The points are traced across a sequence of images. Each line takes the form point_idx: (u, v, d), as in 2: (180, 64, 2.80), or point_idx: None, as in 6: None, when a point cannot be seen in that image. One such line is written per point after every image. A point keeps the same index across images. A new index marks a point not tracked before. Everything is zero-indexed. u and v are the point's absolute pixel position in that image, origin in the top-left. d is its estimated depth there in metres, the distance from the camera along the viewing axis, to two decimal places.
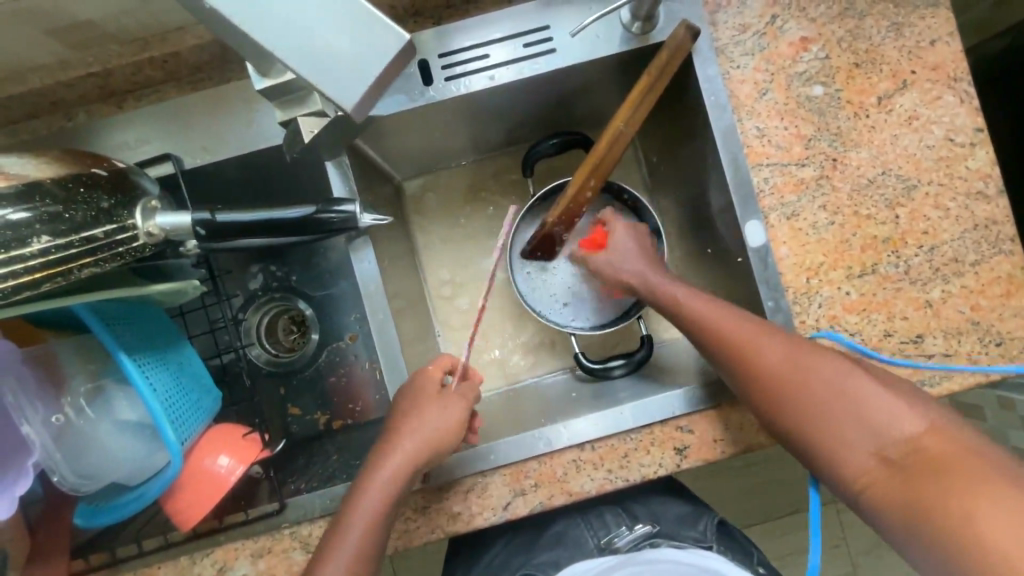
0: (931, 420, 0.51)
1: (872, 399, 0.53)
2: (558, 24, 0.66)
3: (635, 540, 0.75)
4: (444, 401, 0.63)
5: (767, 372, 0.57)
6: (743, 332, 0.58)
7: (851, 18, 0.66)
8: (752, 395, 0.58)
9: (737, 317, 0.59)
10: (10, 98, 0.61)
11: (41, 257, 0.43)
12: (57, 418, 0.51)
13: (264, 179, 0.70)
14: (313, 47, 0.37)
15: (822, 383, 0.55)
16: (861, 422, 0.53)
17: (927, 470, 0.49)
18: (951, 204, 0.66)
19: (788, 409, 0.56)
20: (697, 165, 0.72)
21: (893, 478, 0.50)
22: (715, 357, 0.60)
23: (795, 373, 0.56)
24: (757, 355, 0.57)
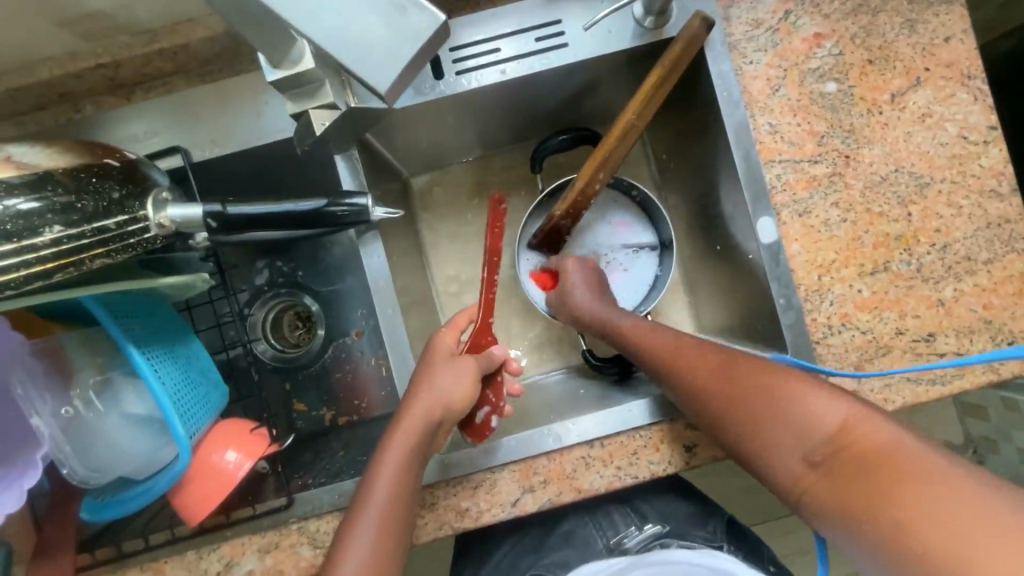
0: (861, 415, 0.48)
1: (804, 403, 0.51)
2: (570, 18, 0.65)
3: (646, 540, 0.76)
4: (456, 366, 0.64)
5: (698, 389, 0.57)
6: (675, 352, 0.60)
7: (865, 14, 0.66)
8: (688, 409, 0.59)
9: (673, 338, 0.62)
10: (18, 89, 0.61)
11: (54, 246, 0.42)
12: (66, 411, 0.51)
13: (272, 172, 0.69)
14: (348, 31, 0.37)
15: (752, 393, 0.54)
16: (790, 427, 0.51)
17: (864, 468, 0.46)
18: (964, 202, 0.65)
19: (720, 420, 0.56)
20: (708, 161, 0.72)
21: (830, 485, 0.48)
22: (652, 375, 0.62)
23: (724, 386, 0.56)
24: (687, 373, 0.59)
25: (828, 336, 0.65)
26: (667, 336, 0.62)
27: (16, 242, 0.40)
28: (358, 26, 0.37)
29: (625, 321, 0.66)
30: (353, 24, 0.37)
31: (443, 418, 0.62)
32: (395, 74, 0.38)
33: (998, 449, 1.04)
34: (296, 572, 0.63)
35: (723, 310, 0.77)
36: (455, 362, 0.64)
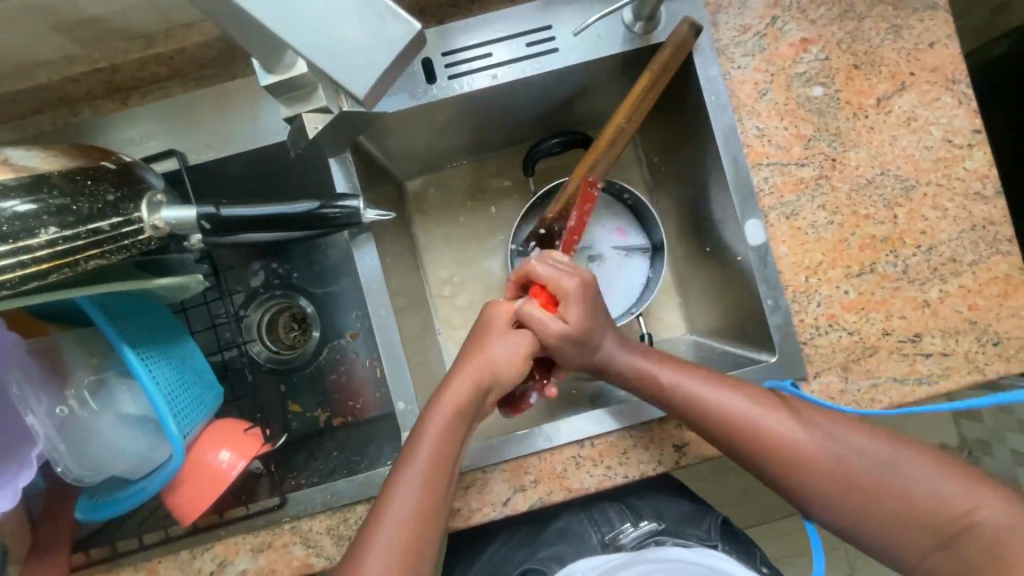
0: (971, 490, 0.55)
1: (914, 482, 0.56)
2: (560, 24, 0.66)
3: (641, 536, 0.75)
4: (508, 338, 0.62)
5: (802, 464, 0.58)
6: (764, 431, 0.59)
7: (851, 20, 0.67)
8: (784, 481, 0.60)
9: (756, 414, 0.60)
10: (15, 92, 0.61)
11: (49, 247, 0.42)
12: (60, 410, 0.51)
13: (267, 174, 0.70)
14: (326, 36, 0.38)
15: (868, 476, 0.57)
16: (901, 503, 0.56)
17: (981, 548, 0.53)
18: (949, 204, 0.66)
19: (828, 495, 0.58)
20: (698, 165, 0.73)
21: (950, 562, 0.54)
22: (739, 446, 0.60)
23: (838, 470, 0.57)
24: (796, 455, 0.58)
25: (815, 337, 0.66)
26: (758, 407, 0.60)
27: (11, 243, 0.41)
28: (335, 31, 0.38)
29: (690, 387, 0.61)
30: (333, 29, 0.38)
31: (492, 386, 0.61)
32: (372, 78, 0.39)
33: (991, 451, 1.04)
34: (289, 571, 0.64)
35: (714, 312, 0.78)
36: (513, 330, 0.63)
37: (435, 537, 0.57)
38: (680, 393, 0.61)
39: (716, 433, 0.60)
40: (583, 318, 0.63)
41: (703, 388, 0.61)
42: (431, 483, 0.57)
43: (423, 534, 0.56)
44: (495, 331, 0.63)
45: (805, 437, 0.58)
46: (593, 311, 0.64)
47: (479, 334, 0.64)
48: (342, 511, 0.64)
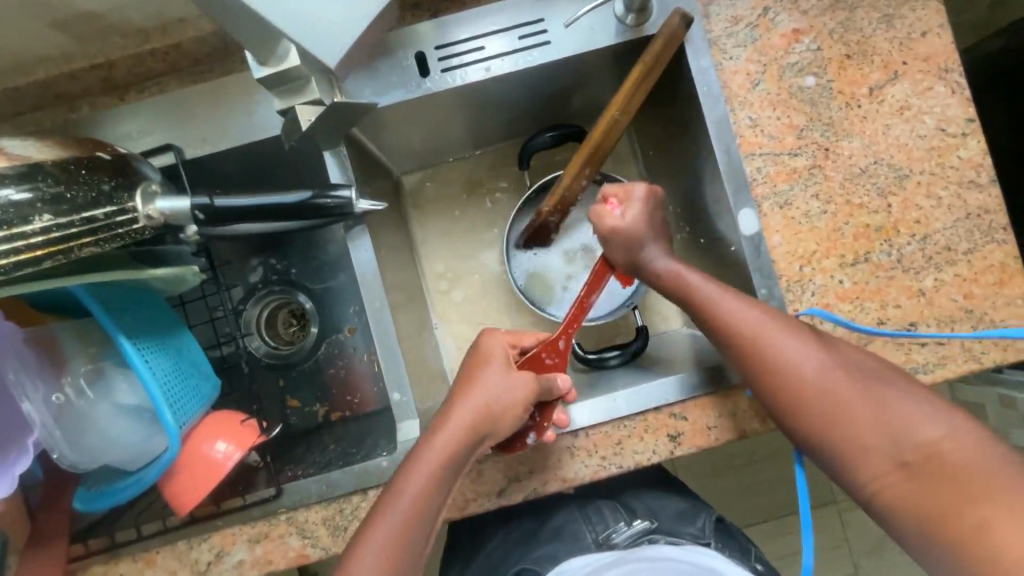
0: (963, 428, 0.50)
1: (897, 405, 0.52)
2: (552, 16, 0.67)
3: (634, 535, 0.73)
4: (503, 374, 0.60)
5: (796, 377, 0.55)
6: (752, 330, 0.57)
7: (843, 10, 0.67)
8: (771, 396, 0.57)
9: (751, 314, 0.58)
10: (15, 88, 0.62)
11: (44, 234, 0.43)
12: (57, 398, 0.52)
13: (263, 168, 0.70)
14: None
15: (846, 390, 0.54)
16: (881, 427, 0.52)
17: (944, 478, 0.48)
18: (943, 193, 0.66)
19: (809, 411, 0.54)
20: (691, 157, 0.73)
21: (913, 487, 0.49)
22: (736, 356, 0.58)
23: (818, 377, 0.55)
24: (774, 357, 0.56)
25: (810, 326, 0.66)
26: (766, 318, 0.58)
27: (7, 229, 0.41)
28: None
29: (709, 290, 0.60)
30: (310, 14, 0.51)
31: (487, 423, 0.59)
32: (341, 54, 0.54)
33: None
34: (285, 561, 0.64)
35: None
36: (508, 371, 0.60)
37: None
38: (697, 296, 0.61)
39: (722, 340, 0.59)
40: (643, 219, 0.65)
41: (717, 294, 0.60)
42: (424, 509, 0.55)
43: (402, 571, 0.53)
44: (492, 367, 0.60)
45: (791, 342, 0.56)
46: (652, 220, 0.66)
47: (476, 366, 0.61)
48: (337, 502, 0.65)
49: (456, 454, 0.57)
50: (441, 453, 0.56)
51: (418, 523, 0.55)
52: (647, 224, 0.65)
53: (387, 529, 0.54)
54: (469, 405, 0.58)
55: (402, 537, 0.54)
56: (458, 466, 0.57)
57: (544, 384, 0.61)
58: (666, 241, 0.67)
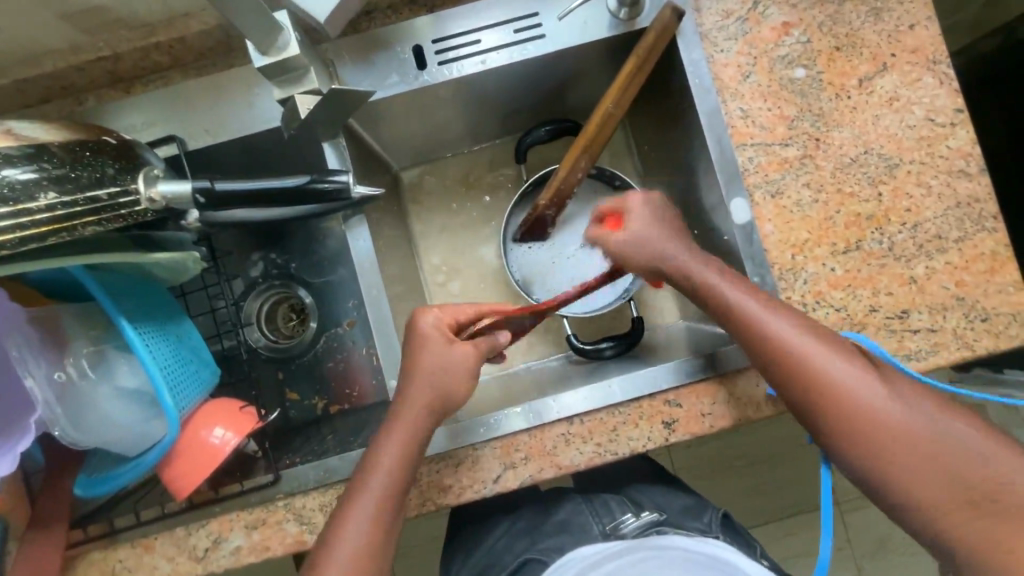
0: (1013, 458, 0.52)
1: (954, 436, 0.53)
2: (546, 11, 0.68)
3: (642, 525, 0.73)
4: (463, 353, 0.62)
5: (847, 401, 0.54)
6: (814, 353, 0.56)
7: (831, 4, 0.68)
8: (817, 416, 0.56)
9: (806, 334, 0.57)
10: (25, 81, 0.64)
11: (49, 211, 0.44)
12: (59, 375, 0.53)
13: (264, 160, 0.72)
14: None
15: (908, 421, 0.53)
16: (944, 461, 0.52)
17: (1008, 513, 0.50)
18: (933, 181, 0.67)
19: (872, 442, 0.53)
20: (685, 149, 0.74)
21: (977, 521, 0.50)
22: (783, 376, 0.57)
23: (880, 405, 0.54)
24: (836, 380, 0.55)
25: (803, 314, 0.66)
26: (813, 338, 0.57)
27: (14, 206, 0.42)
28: None
29: (753, 309, 0.58)
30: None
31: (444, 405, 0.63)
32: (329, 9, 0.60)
33: None
34: (283, 548, 0.65)
35: None
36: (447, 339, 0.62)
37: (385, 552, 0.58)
38: (741, 314, 0.59)
39: (768, 360, 0.58)
40: (649, 225, 0.66)
41: (764, 313, 0.58)
42: (399, 480, 0.59)
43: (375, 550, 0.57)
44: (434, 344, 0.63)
45: (850, 366, 0.55)
46: (662, 224, 0.66)
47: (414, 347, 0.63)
48: (334, 488, 0.65)
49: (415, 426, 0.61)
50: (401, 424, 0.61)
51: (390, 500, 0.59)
52: (659, 231, 0.66)
53: (365, 501, 0.58)
54: (423, 383, 0.62)
55: (379, 505, 0.58)
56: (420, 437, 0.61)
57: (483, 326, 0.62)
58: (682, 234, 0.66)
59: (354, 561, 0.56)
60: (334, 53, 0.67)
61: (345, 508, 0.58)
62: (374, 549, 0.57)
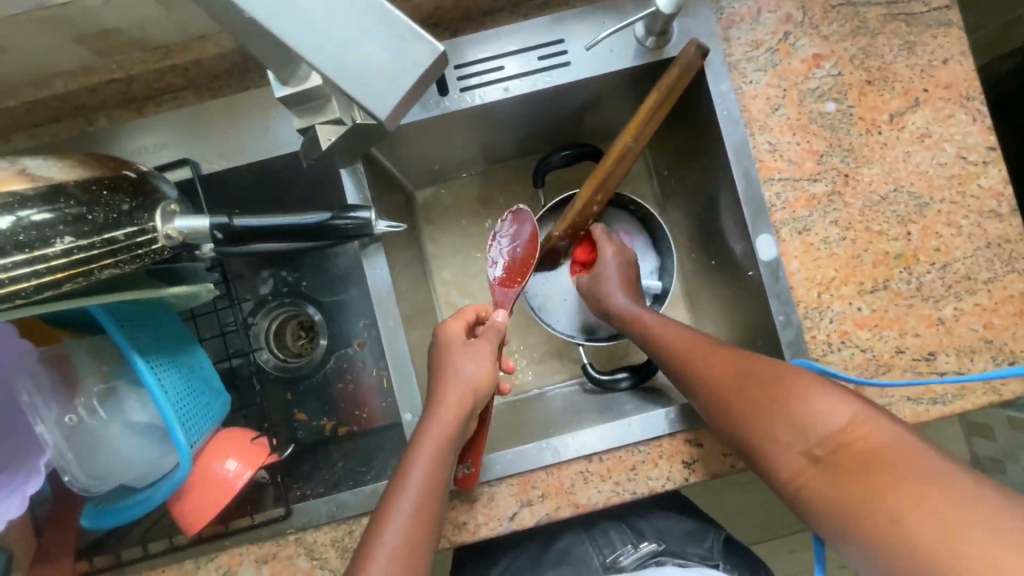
0: (868, 416, 0.48)
1: (799, 396, 0.51)
2: (572, 38, 0.67)
3: (641, 559, 0.70)
4: (450, 388, 0.61)
5: (691, 367, 0.61)
6: (674, 343, 0.64)
7: (864, 36, 0.67)
8: (689, 397, 0.61)
9: (669, 328, 0.66)
10: (35, 102, 0.63)
11: (64, 257, 0.43)
12: (69, 419, 0.52)
13: (279, 182, 0.70)
14: (349, 55, 0.35)
15: (748, 384, 0.55)
16: (790, 420, 0.51)
17: (859, 466, 0.45)
18: (964, 222, 0.65)
19: (727, 416, 0.56)
20: (709, 182, 0.73)
21: (828, 479, 0.47)
22: (674, 375, 0.63)
23: (724, 379, 0.57)
24: (686, 364, 0.61)
25: (828, 354, 0.65)
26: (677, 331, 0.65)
27: (28, 253, 0.41)
28: (358, 49, 0.35)
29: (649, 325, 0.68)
30: (354, 55, 0.35)
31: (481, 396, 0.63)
32: (392, 101, 0.36)
33: (1005, 470, 1.01)
34: None
35: (725, 324, 0.77)
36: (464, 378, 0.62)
37: (432, 536, 0.57)
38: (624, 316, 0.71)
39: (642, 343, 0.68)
40: (615, 265, 0.76)
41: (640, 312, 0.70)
42: (455, 440, 0.59)
43: (425, 538, 0.56)
44: (456, 354, 0.64)
45: (705, 350, 0.61)
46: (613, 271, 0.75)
47: (442, 355, 0.64)
48: (347, 523, 0.64)
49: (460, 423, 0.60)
50: (444, 418, 0.60)
51: (443, 472, 0.58)
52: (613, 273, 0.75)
53: (426, 463, 0.57)
54: (451, 417, 0.60)
55: (436, 480, 0.57)
56: (463, 423, 0.60)
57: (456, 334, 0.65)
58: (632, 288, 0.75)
59: (410, 531, 0.55)
60: None
61: (393, 489, 0.57)
62: (425, 533, 0.56)
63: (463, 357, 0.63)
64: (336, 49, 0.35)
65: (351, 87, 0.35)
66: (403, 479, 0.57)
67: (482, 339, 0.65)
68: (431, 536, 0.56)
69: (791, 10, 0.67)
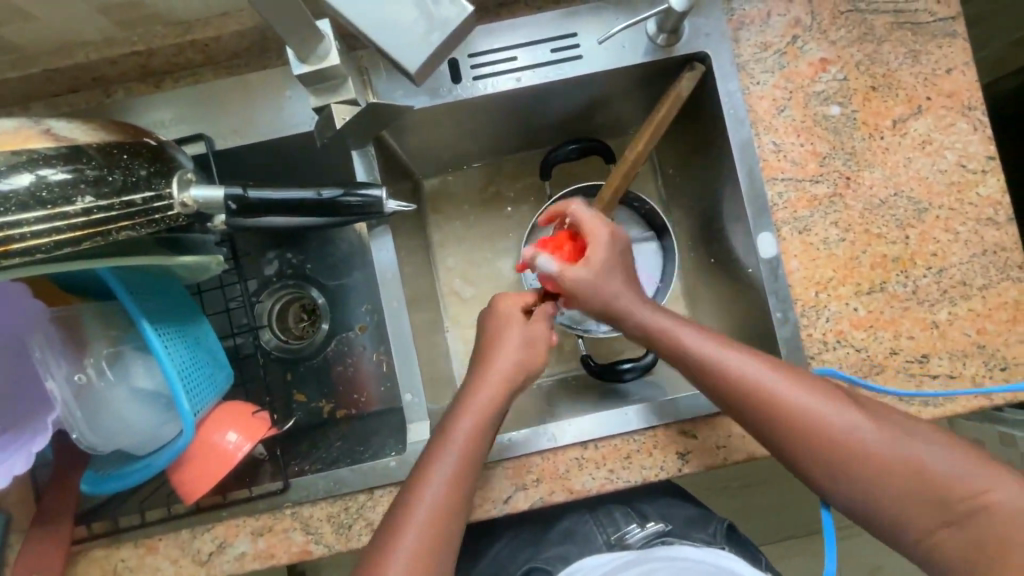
0: (987, 473, 0.52)
1: (928, 461, 0.53)
2: (585, 32, 0.68)
3: (648, 537, 0.70)
4: (503, 357, 0.63)
5: (808, 425, 0.56)
6: (777, 393, 0.57)
7: (870, 43, 0.68)
8: (794, 453, 0.57)
9: (767, 373, 0.58)
10: (56, 71, 0.64)
11: (83, 215, 0.45)
12: (79, 378, 0.53)
13: (290, 162, 0.71)
14: (385, 17, 0.40)
15: (873, 446, 0.54)
16: (921, 487, 0.52)
17: (991, 531, 0.50)
18: (961, 228, 0.67)
19: (846, 476, 0.55)
20: (712, 180, 0.74)
21: (959, 541, 0.51)
22: (781, 433, 0.57)
23: (845, 440, 0.55)
24: (798, 418, 0.56)
25: (823, 352, 0.66)
26: (783, 375, 0.58)
27: (50, 209, 0.43)
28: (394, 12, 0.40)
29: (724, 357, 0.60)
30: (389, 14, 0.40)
31: (518, 382, 0.63)
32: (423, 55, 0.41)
33: None
34: (288, 556, 0.65)
35: (722, 321, 0.78)
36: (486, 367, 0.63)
37: (457, 524, 0.57)
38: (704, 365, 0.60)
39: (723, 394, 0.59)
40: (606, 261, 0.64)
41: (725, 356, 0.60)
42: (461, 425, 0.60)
43: (451, 528, 0.56)
44: (509, 328, 0.65)
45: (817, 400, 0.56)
46: (611, 267, 0.65)
47: (491, 332, 0.65)
48: (344, 500, 0.65)
49: (479, 411, 0.60)
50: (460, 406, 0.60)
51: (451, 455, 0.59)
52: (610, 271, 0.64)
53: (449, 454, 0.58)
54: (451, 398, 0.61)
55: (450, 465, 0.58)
56: (486, 412, 0.60)
57: (510, 306, 0.66)
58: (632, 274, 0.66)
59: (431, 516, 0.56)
60: (369, 60, 0.67)
61: (415, 480, 0.58)
62: (449, 517, 0.56)
63: (521, 323, 0.65)
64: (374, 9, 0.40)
65: (390, 48, 0.40)
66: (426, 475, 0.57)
67: (538, 318, 0.66)
68: (455, 521, 0.57)
69: (801, 15, 0.68)
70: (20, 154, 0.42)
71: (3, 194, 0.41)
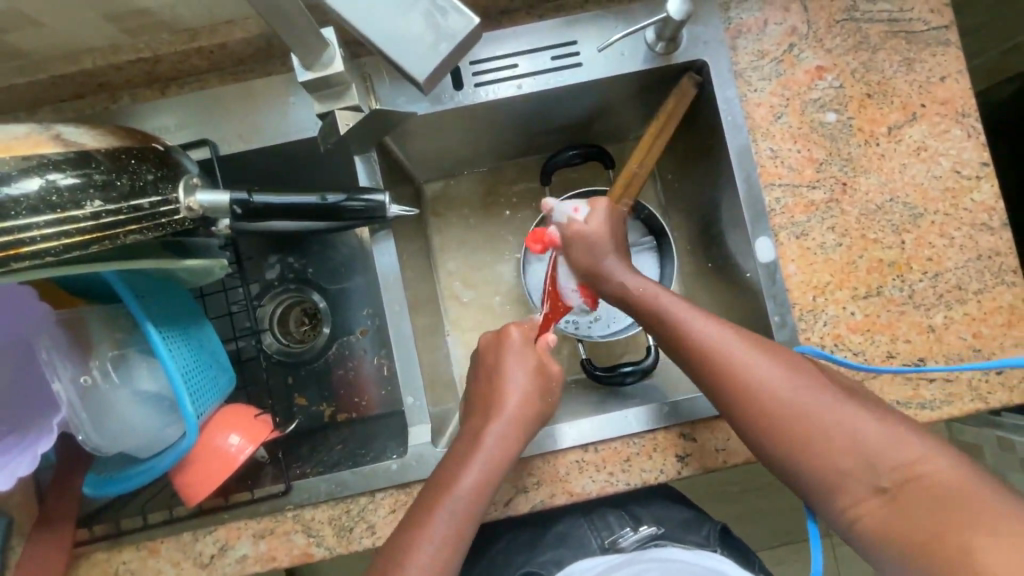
0: (935, 450, 0.51)
1: (867, 429, 0.53)
2: (584, 40, 0.69)
3: (641, 540, 0.71)
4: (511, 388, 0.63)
5: (753, 383, 0.56)
6: (727, 349, 0.57)
7: (865, 51, 0.69)
8: (737, 413, 0.57)
9: (721, 331, 0.58)
10: (63, 77, 0.65)
11: (93, 219, 0.45)
12: (84, 380, 0.53)
13: (293, 167, 0.72)
14: (393, 27, 0.41)
15: (814, 408, 0.54)
16: (858, 453, 0.52)
17: (924, 503, 0.49)
18: (956, 233, 0.68)
19: (784, 437, 0.55)
20: (710, 186, 0.75)
21: (895, 513, 0.50)
22: (726, 394, 0.57)
23: (787, 401, 0.55)
24: (744, 374, 0.56)
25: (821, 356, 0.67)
26: (735, 337, 0.58)
27: (59, 212, 0.44)
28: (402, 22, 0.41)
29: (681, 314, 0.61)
30: (396, 23, 0.41)
31: (518, 410, 0.63)
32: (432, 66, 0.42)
33: None
34: (289, 559, 0.65)
35: None
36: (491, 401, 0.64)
37: (468, 542, 0.58)
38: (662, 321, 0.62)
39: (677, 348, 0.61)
40: (605, 224, 0.68)
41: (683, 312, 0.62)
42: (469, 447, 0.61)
43: (463, 546, 0.58)
44: (510, 359, 0.66)
45: (765, 360, 0.57)
46: (613, 226, 0.68)
47: (499, 364, 0.66)
48: (345, 502, 0.65)
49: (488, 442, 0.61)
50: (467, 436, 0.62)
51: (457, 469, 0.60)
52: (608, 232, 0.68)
53: (462, 480, 0.59)
54: None
55: (460, 485, 0.59)
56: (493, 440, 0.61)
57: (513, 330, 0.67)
58: (626, 253, 0.69)
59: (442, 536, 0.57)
60: (372, 67, 0.68)
61: (428, 503, 0.59)
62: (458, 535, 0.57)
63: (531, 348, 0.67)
64: (382, 19, 0.41)
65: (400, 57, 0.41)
66: (439, 499, 0.59)
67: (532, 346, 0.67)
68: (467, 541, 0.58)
69: (797, 23, 0.70)
70: (30, 159, 0.43)
71: (13, 198, 0.41)
